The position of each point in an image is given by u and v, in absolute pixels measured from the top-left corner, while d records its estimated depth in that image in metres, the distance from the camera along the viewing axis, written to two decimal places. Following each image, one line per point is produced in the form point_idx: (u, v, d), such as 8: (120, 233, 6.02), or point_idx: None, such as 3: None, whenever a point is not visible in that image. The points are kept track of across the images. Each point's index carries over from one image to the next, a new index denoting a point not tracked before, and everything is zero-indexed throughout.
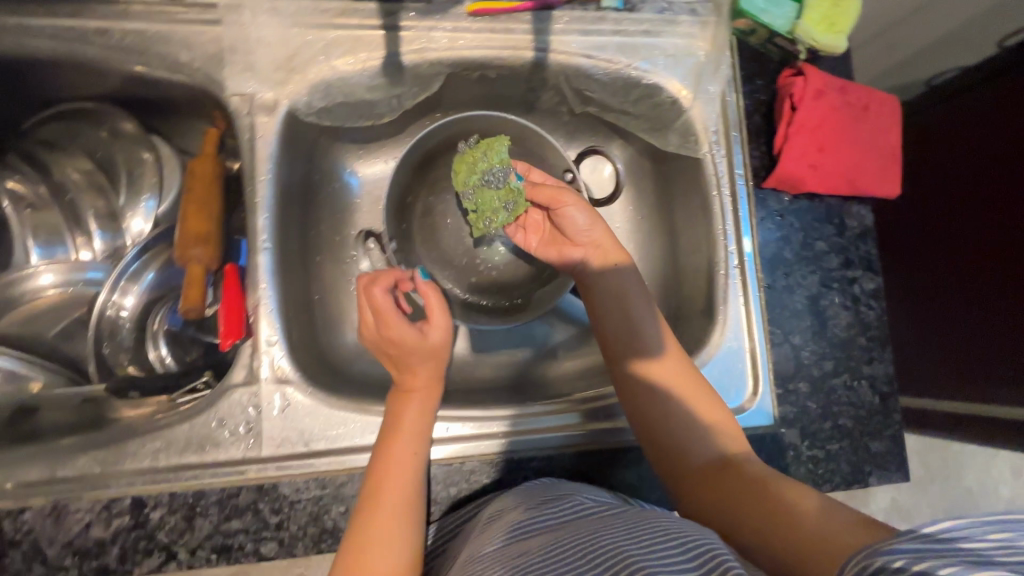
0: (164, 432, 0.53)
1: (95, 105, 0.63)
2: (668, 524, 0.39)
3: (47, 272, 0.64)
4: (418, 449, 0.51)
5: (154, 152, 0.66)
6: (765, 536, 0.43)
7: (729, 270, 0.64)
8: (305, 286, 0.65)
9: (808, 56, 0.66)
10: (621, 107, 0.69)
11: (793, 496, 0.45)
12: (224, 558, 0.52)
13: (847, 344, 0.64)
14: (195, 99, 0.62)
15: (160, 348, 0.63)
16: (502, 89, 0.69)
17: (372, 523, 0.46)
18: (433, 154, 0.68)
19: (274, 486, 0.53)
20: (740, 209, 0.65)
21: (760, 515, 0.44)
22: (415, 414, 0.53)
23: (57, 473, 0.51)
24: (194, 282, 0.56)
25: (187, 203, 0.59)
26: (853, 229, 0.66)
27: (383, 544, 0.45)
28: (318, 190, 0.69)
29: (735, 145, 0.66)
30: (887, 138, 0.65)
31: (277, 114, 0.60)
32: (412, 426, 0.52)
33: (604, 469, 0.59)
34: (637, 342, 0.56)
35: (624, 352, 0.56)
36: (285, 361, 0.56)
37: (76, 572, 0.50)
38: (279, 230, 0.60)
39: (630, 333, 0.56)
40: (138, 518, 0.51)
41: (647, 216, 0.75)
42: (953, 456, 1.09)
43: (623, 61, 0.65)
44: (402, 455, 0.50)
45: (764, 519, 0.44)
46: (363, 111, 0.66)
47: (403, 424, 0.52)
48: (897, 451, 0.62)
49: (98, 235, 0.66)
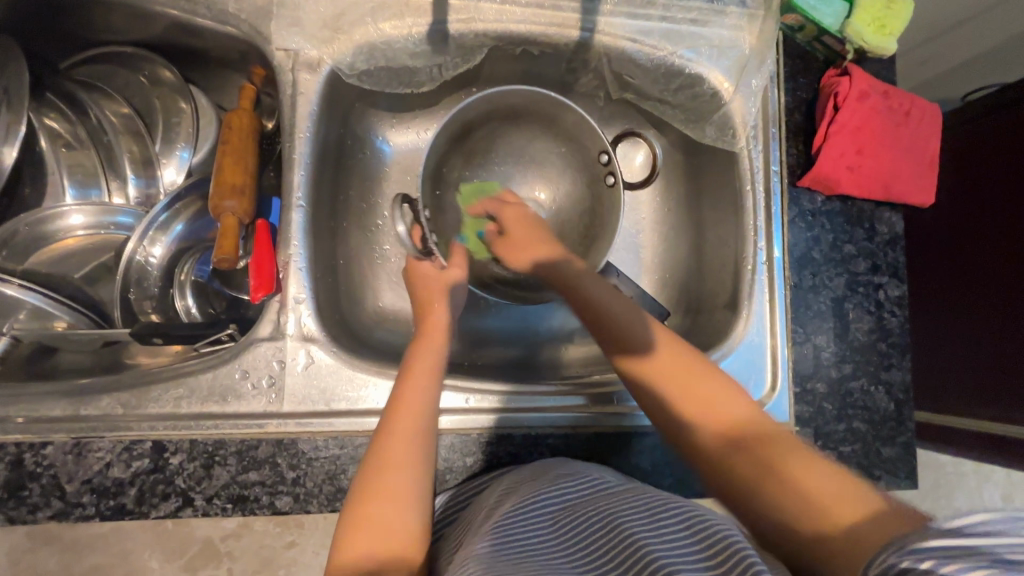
0: (188, 380, 0.53)
1: (135, 50, 0.63)
2: (681, 507, 0.40)
3: (77, 213, 0.62)
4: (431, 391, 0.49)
5: (192, 104, 0.65)
6: (772, 521, 0.39)
7: (757, 266, 0.64)
8: (333, 249, 0.65)
9: (855, 57, 0.66)
10: (660, 95, 0.69)
11: (804, 472, 0.39)
12: (239, 508, 0.52)
13: (868, 349, 0.64)
14: (240, 51, 0.62)
15: (187, 298, 0.64)
16: (543, 67, 0.68)
17: (383, 457, 0.45)
18: (472, 125, 0.67)
19: (294, 441, 0.53)
20: (773, 206, 0.65)
21: (763, 502, 0.39)
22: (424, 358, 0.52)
23: (81, 411, 0.52)
24: (227, 233, 0.56)
25: (223, 155, 0.59)
26: (883, 235, 0.66)
27: (399, 470, 0.45)
28: (351, 154, 0.68)
29: (772, 142, 0.65)
30: (926, 146, 0.65)
31: (320, 73, 0.60)
32: (425, 364, 0.51)
33: (619, 453, 0.59)
34: (624, 323, 0.52)
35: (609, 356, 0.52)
36: (311, 321, 0.56)
37: (93, 510, 0.50)
38: (313, 189, 0.60)
39: (608, 333, 0.52)
40: (158, 462, 0.51)
41: (676, 208, 0.74)
42: (951, 475, 1.10)
43: (667, 47, 0.64)
44: (415, 395, 0.48)
45: (795, 507, 0.38)
46: (403, 78, 0.65)
47: (416, 362, 0.51)
48: (908, 459, 0.62)
49: (132, 180, 0.65)
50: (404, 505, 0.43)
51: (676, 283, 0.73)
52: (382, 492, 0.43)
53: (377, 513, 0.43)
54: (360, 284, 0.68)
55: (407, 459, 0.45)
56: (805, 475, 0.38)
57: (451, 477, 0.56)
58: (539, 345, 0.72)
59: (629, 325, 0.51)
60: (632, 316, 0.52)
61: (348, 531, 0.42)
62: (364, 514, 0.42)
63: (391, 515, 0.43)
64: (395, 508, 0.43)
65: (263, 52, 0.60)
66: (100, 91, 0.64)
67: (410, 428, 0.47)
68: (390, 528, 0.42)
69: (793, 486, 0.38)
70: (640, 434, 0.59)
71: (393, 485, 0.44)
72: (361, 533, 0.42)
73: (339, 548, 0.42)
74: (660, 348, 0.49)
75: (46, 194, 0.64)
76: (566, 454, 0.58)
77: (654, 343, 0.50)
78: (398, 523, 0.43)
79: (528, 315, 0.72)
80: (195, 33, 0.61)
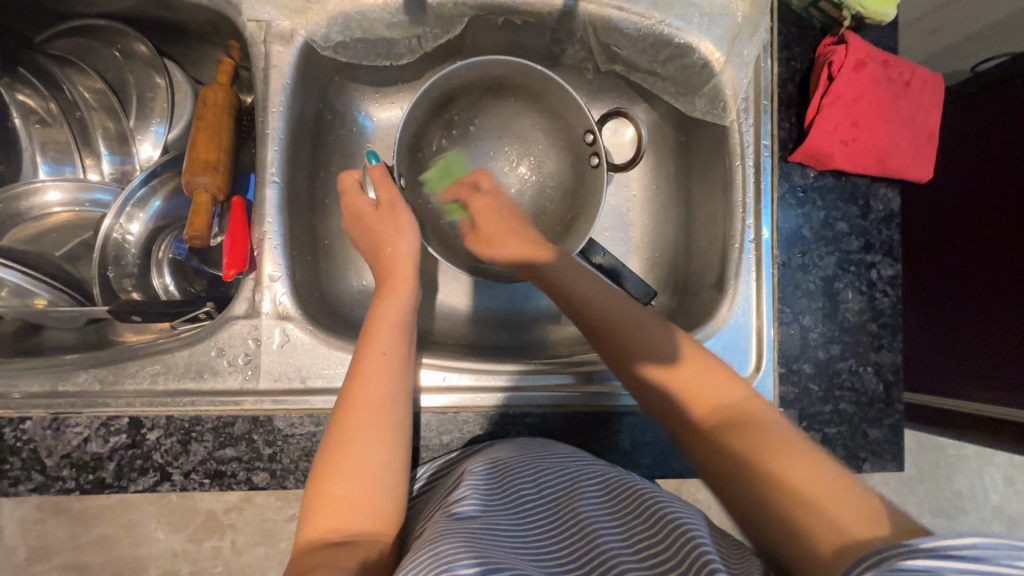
0: (164, 357, 0.54)
1: (108, 24, 0.62)
2: (658, 519, 0.41)
3: (55, 189, 0.63)
4: (393, 354, 0.49)
5: (167, 79, 0.65)
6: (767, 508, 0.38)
7: (745, 245, 0.62)
8: (313, 226, 0.64)
9: (852, 23, 0.63)
10: (649, 67, 0.66)
11: (798, 457, 0.39)
12: (216, 483, 0.52)
13: (858, 330, 0.62)
14: (214, 23, 0.61)
15: (164, 276, 0.63)
16: (527, 37, 0.66)
17: (347, 431, 0.44)
18: (453, 97, 0.66)
19: (270, 419, 0.53)
20: (762, 181, 0.62)
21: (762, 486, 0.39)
22: (392, 312, 0.52)
23: (59, 388, 0.53)
24: (200, 210, 0.56)
25: (197, 130, 0.58)
26: (878, 212, 0.64)
27: (364, 441, 0.44)
28: (330, 130, 0.67)
29: (764, 115, 0.63)
30: (926, 117, 0.62)
31: (294, 45, 0.58)
32: (388, 323, 0.51)
33: (598, 433, 0.58)
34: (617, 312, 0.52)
35: (609, 339, 0.51)
36: (287, 299, 0.56)
37: (74, 483, 0.51)
38: (288, 164, 0.59)
39: (609, 319, 0.51)
40: (135, 438, 0.52)
41: (664, 185, 0.72)
42: (949, 458, 1.08)
43: (655, 16, 0.61)
44: (379, 358, 0.48)
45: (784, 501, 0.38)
46: (381, 50, 0.63)
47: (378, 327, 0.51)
48: (895, 441, 0.61)
49: (106, 157, 0.66)
50: (375, 480, 0.43)
51: (665, 263, 0.72)
52: (345, 469, 0.43)
53: (341, 491, 0.42)
54: (342, 262, 0.67)
55: (374, 432, 0.45)
56: (802, 469, 0.38)
57: (427, 455, 0.56)
58: (525, 325, 0.71)
59: (631, 327, 0.50)
60: (618, 309, 0.52)
61: (313, 507, 0.42)
62: (327, 493, 0.42)
63: (355, 494, 0.42)
64: (366, 483, 0.43)
65: (235, 23, 0.59)
66: (74, 66, 0.63)
67: (375, 401, 0.46)
68: (359, 502, 0.42)
69: (789, 474, 0.38)
70: (620, 414, 0.58)
71: (361, 460, 0.43)
72: (325, 512, 0.41)
73: (304, 522, 0.41)
74: (647, 332, 0.50)
75: (23, 172, 0.64)
76: (544, 433, 0.58)
77: (637, 334, 0.50)
78: (368, 500, 0.42)
79: (513, 294, 0.71)
80: (167, 6, 0.60)
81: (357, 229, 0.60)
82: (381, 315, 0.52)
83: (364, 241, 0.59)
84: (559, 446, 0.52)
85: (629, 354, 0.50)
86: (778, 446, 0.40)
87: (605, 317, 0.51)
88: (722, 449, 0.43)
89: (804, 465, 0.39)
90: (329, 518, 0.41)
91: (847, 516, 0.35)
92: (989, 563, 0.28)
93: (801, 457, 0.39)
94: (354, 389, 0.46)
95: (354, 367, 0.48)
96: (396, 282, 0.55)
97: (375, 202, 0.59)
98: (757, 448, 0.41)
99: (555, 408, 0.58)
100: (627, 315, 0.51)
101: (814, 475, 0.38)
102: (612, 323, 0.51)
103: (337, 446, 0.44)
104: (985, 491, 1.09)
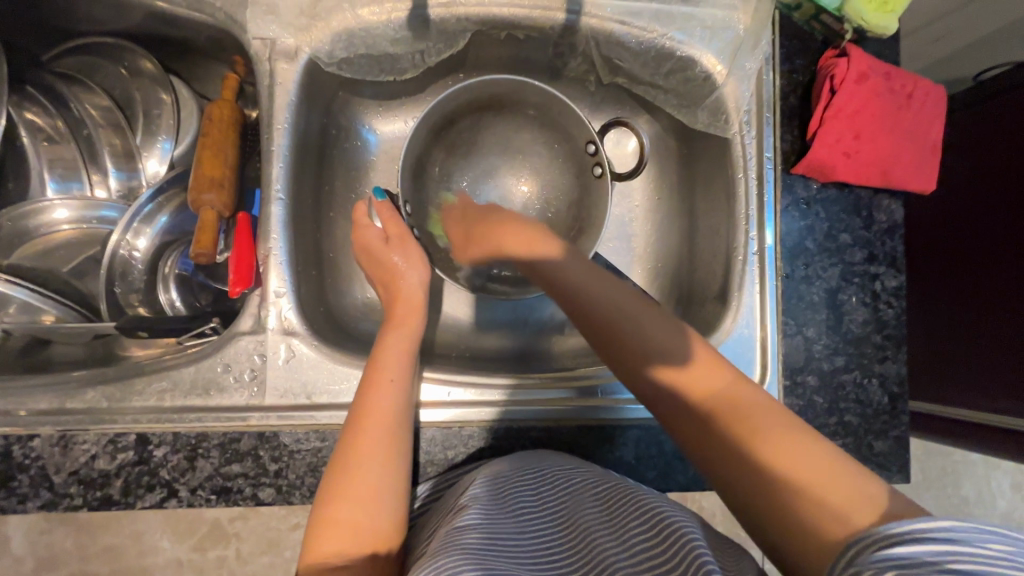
0: (171, 373, 0.54)
1: (117, 41, 0.63)
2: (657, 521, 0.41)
3: (62, 207, 0.63)
4: (398, 377, 0.50)
5: (174, 95, 0.65)
6: (781, 514, 0.37)
7: (749, 257, 0.62)
8: (319, 241, 0.65)
9: (854, 35, 0.64)
10: (651, 79, 0.66)
11: (799, 447, 0.39)
12: (222, 499, 0.52)
13: (862, 341, 0.62)
14: (219, 40, 0.61)
15: (171, 292, 0.64)
16: (529, 51, 0.66)
17: (351, 456, 0.45)
18: (455, 115, 0.66)
19: (276, 434, 0.54)
20: (766, 194, 0.62)
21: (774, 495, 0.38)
22: (401, 337, 0.54)
23: (66, 405, 0.53)
24: (207, 227, 0.56)
25: (202, 147, 0.58)
26: (881, 223, 0.64)
27: (368, 465, 0.44)
28: (335, 144, 0.67)
29: (766, 128, 0.63)
30: (929, 129, 0.62)
31: (298, 62, 0.59)
32: (397, 348, 0.53)
33: (603, 447, 0.58)
34: (605, 298, 0.49)
35: (599, 324, 0.49)
36: (292, 314, 0.56)
37: (81, 500, 0.51)
38: (293, 181, 0.59)
39: (604, 303, 0.49)
40: (142, 454, 0.52)
41: (666, 197, 0.73)
42: (954, 465, 1.08)
43: (658, 30, 0.61)
44: (384, 377, 0.49)
45: (802, 503, 0.37)
46: (385, 66, 0.64)
47: (384, 351, 0.52)
48: (901, 453, 0.61)
49: (114, 173, 0.66)
50: (380, 506, 0.43)
51: (668, 274, 0.72)
52: (350, 493, 0.43)
53: (346, 516, 0.42)
54: (345, 275, 0.67)
55: (378, 457, 0.45)
56: (806, 458, 0.38)
57: (433, 469, 0.56)
58: (530, 337, 0.71)
59: (620, 312, 0.48)
60: (606, 296, 0.49)
61: (316, 531, 0.42)
62: (333, 515, 0.42)
63: (362, 516, 0.42)
64: (370, 509, 0.43)
65: (240, 40, 0.60)
66: (81, 84, 0.64)
67: (380, 424, 0.47)
68: (363, 526, 0.42)
69: (795, 469, 0.38)
70: (624, 427, 0.58)
71: (365, 485, 0.43)
72: (331, 535, 0.41)
73: (308, 547, 0.41)
74: (636, 317, 0.48)
75: (29, 189, 0.65)
76: (548, 446, 0.58)
77: (628, 316, 0.48)
78: (371, 522, 0.42)
79: (517, 305, 0.71)
80: (173, 23, 0.60)
81: (368, 258, 0.61)
82: (389, 341, 0.53)
83: (375, 270, 0.60)
84: (561, 459, 0.53)
85: (619, 336, 0.48)
86: (769, 435, 0.40)
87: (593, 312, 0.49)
88: (725, 457, 0.41)
89: (811, 456, 0.38)
90: (332, 545, 0.41)
91: (852, 507, 0.35)
92: (965, 543, 0.30)
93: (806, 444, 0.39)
94: (359, 413, 0.47)
95: (361, 390, 0.49)
96: (407, 310, 0.57)
97: (386, 236, 0.61)
98: (759, 444, 0.40)
99: (560, 421, 0.59)
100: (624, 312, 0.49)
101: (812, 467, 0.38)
102: (604, 308, 0.49)
103: (341, 472, 0.44)
104: (991, 496, 1.08)
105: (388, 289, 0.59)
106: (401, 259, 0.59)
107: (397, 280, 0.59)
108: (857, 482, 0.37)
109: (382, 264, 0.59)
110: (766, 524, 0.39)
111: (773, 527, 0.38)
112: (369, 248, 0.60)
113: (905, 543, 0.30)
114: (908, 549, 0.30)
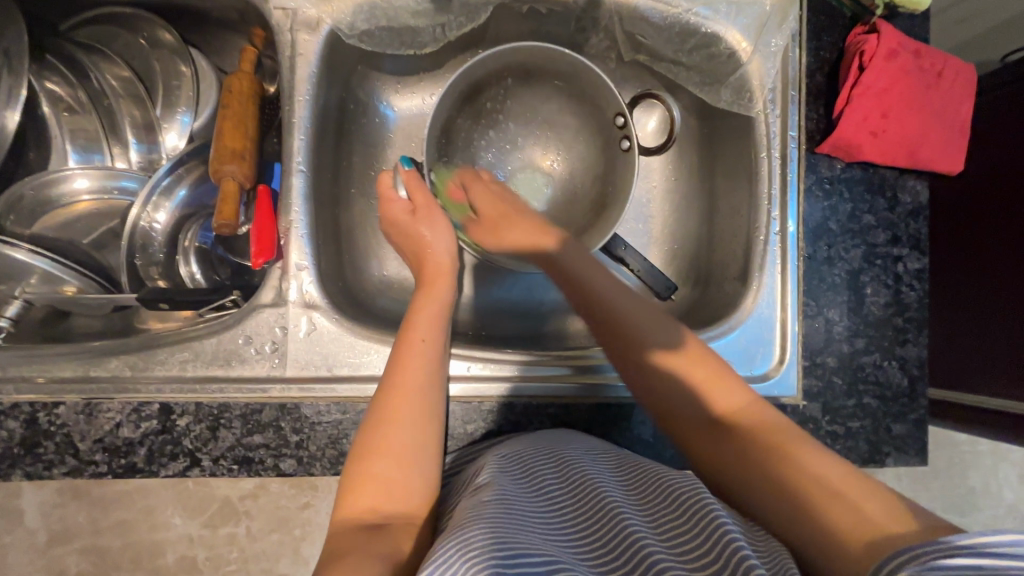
0: (192, 344, 0.54)
1: (132, 12, 0.62)
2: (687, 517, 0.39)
3: (82, 176, 0.63)
4: (431, 340, 0.50)
5: (193, 67, 0.65)
6: (804, 516, 0.39)
7: (770, 238, 0.62)
8: (338, 217, 0.64)
9: (883, 13, 0.63)
10: (674, 56, 0.65)
11: (812, 456, 0.42)
12: (245, 469, 0.53)
13: (883, 324, 0.62)
14: (240, 12, 0.61)
15: (191, 264, 0.65)
16: (551, 27, 0.65)
17: (389, 411, 0.45)
18: (480, 84, 0.65)
19: (297, 406, 0.54)
20: (789, 173, 0.62)
21: (801, 506, 0.39)
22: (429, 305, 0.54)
23: (90, 373, 0.54)
24: (228, 198, 0.56)
25: (223, 117, 0.58)
26: (906, 205, 0.63)
27: (404, 421, 0.45)
28: (353, 120, 0.67)
29: (791, 106, 0.62)
30: (958, 108, 0.61)
31: (320, 33, 0.58)
32: (427, 315, 0.53)
33: (621, 425, 0.58)
34: (606, 290, 0.53)
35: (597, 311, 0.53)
36: (314, 288, 0.56)
37: (106, 467, 0.52)
38: (314, 153, 0.59)
39: (604, 294, 0.53)
40: (165, 424, 0.53)
41: (686, 177, 0.71)
42: (962, 455, 1.07)
43: (682, 4, 0.61)
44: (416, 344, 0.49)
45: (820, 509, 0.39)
46: (405, 38, 0.63)
47: (419, 318, 0.52)
48: (919, 435, 0.61)
49: (133, 145, 0.66)
50: (408, 463, 0.43)
51: (686, 255, 0.71)
52: (383, 450, 0.43)
53: (381, 471, 0.42)
54: (364, 251, 0.67)
55: (409, 414, 0.45)
56: (823, 470, 0.40)
57: (451, 443, 0.57)
58: (544, 315, 0.71)
59: (620, 304, 0.52)
60: (608, 292, 0.53)
61: (351, 487, 0.42)
62: (368, 470, 0.42)
63: (395, 475, 0.43)
64: (403, 465, 0.43)
65: (261, 11, 0.59)
66: (101, 53, 0.64)
67: (412, 387, 0.47)
68: (397, 481, 0.42)
69: (812, 473, 0.40)
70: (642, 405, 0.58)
71: (398, 439, 0.44)
72: (367, 491, 0.41)
73: (343, 502, 0.42)
74: (629, 310, 0.52)
75: (52, 160, 0.65)
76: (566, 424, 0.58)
77: (626, 308, 0.52)
78: (402, 478, 0.43)
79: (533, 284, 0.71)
80: None
81: (394, 230, 0.61)
82: (422, 308, 0.53)
83: (403, 244, 0.61)
84: (581, 436, 0.53)
85: (611, 315, 0.52)
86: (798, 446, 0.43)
87: (606, 306, 0.52)
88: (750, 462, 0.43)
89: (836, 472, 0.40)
90: (367, 500, 0.41)
91: (876, 511, 0.37)
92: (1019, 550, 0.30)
93: (811, 449, 0.42)
94: (392, 376, 0.47)
95: (394, 357, 0.49)
96: (436, 277, 0.57)
97: (412, 207, 0.61)
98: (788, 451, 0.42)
99: (578, 398, 0.59)
100: (643, 317, 0.51)
101: (825, 466, 0.41)
102: (605, 296, 0.53)
103: (373, 430, 0.44)
104: (998, 485, 1.08)
105: (416, 259, 0.59)
106: (430, 238, 0.59)
107: (427, 254, 0.59)
108: (881, 498, 0.38)
109: (414, 237, 0.59)
110: (777, 514, 0.41)
111: (795, 523, 0.39)
112: (396, 220, 0.60)
113: (966, 554, 0.30)
114: (968, 560, 0.30)
